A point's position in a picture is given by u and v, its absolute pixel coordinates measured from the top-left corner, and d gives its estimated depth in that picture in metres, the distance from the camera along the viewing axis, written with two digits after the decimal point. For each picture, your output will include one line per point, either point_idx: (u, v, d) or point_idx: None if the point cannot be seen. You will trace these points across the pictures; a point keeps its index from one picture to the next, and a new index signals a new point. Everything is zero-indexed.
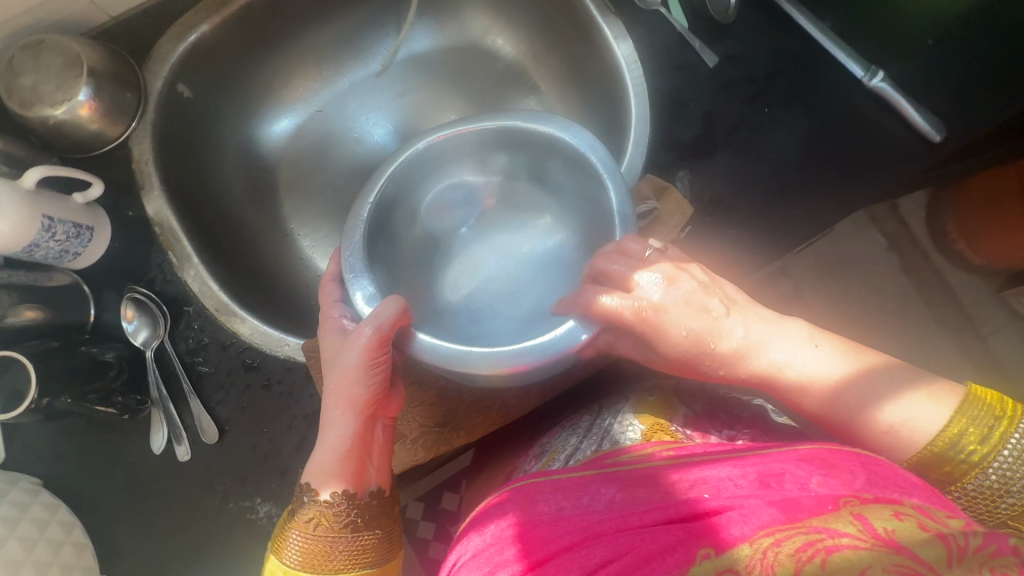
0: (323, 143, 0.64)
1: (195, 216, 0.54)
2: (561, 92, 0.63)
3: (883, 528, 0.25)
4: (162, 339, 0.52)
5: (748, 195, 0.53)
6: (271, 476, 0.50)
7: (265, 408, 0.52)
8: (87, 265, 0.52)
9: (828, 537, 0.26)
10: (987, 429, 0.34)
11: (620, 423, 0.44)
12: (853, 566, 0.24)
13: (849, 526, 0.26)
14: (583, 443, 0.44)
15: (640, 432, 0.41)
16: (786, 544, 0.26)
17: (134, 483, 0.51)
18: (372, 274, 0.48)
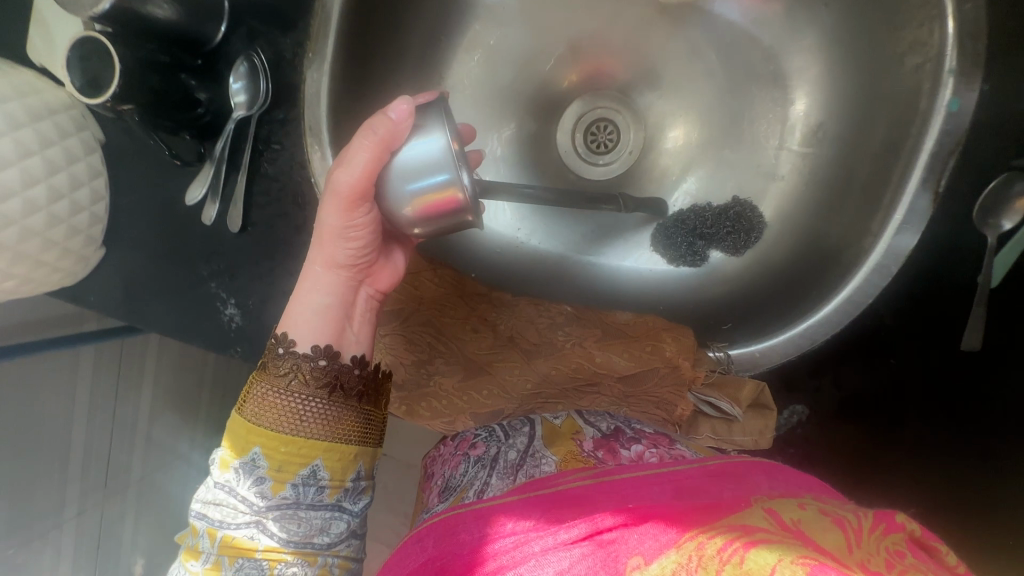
0: (572, 42, 0.62)
1: (361, 19, 0.53)
2: (714, 110, 0.61)
3: (787, 518, 0.33)
4: (251, 114, 0.53)
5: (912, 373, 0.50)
6: (252, 291, 0.58)
7: (288, 242, 0.56)
8: None
9: (748, 533, 0.32)
10: None
11: (538, 452, 0.45)
12: (769, 558, 0.29)
13: (764, 523, 0.33)
14: (494, 476, 0.44)
15: (556, 460, 0.43)
16: (709, 543, 0.31)
17: (168, 211, 0.58)
18: (508, 14, 0.61)
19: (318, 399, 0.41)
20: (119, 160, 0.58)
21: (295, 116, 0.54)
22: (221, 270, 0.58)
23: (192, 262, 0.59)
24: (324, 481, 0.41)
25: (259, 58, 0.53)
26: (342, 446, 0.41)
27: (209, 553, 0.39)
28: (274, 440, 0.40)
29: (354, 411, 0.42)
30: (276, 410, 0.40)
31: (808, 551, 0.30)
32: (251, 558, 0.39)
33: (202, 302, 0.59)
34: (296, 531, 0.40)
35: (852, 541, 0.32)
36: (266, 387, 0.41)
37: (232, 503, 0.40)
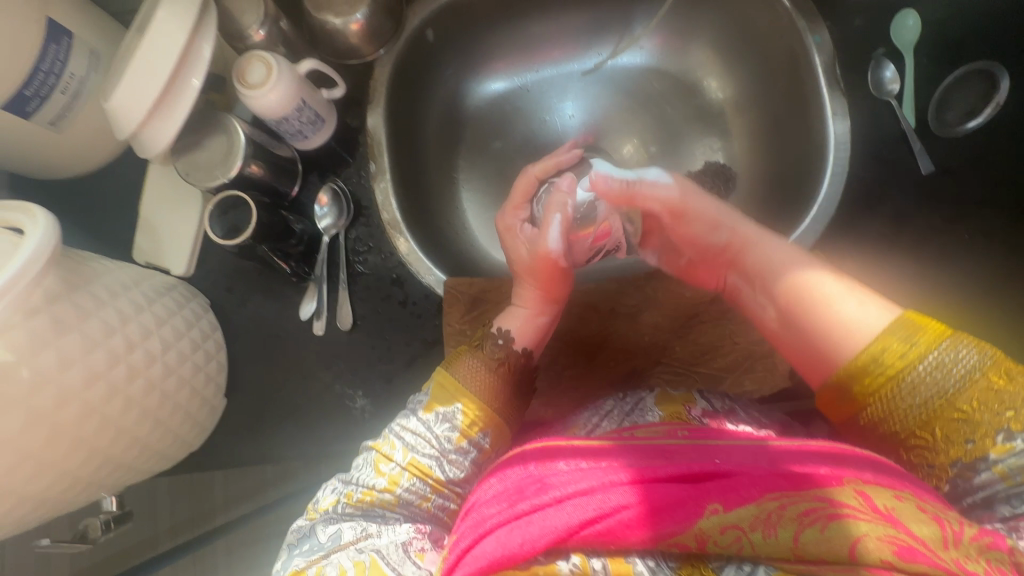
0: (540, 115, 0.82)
1: (398, 139, 0.70)
2: (661, 119, 0.81)
3: (881, 504, 0.39)
4: (339, 228, 0.65)
5: (923, 215, 0.61)
6: (376, 377, 0.63)
7: (395, 320, 0.64)
8: (311, 148, 0.68)
9: (832, 504, 0.39)
10: (910, 345, 0.41)
11: (646, 407, 0.54)
12: (851, 526, 0.37)
13: (855, 501, 0.39)
14: (603, 422, 0.55)
15: (661, 415, 0.53)
16: (792, 508, 0.39)
17: (278, 340, 0.65)
18: (489, 111, 0.81)
19: (502, 378, 0.53)
20: (227, 313, 0.66)
21: (372, 221, 0.67)
22: (342, 370, 0.64)
23: (312, 374, 0.64)
24: (484, 446, 0.51)
25: (338, 185, 0.66)
26: (507, 426, 0.52)
27: (397, 463, 0.49)
28: (471, 403, 0.51)
29: (518, 397, 0.55)
30: (477, 383, 0.52)
31: (895, 531, 0.37)
32: (421, 479, 0.48)
33: (333, 406, 0.64)
34: (459, 474, 0.50)
35: (952, 538, 0.37)
36: (471, 356, 0.54)
37: (423, 436, 0.50)
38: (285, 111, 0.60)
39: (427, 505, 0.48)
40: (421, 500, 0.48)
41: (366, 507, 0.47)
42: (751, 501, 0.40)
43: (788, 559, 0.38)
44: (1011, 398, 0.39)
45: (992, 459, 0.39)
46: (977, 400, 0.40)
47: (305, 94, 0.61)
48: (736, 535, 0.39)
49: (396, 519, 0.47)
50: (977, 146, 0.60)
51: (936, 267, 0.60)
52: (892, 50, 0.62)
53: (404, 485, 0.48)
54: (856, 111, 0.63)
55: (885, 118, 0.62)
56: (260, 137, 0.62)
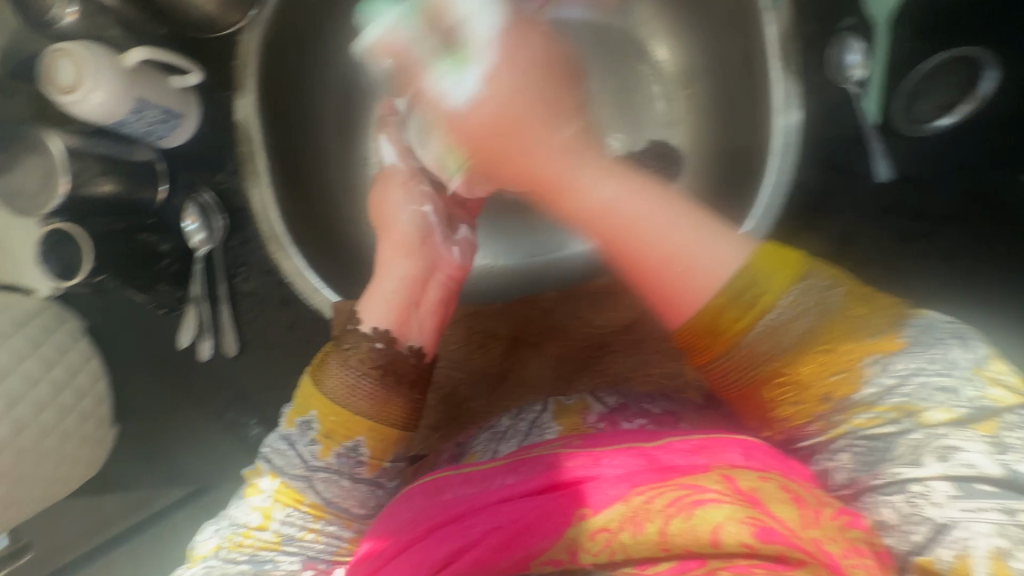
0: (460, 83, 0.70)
1: (277, 131, 0.60)
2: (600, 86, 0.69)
3: (744, 486, 0.33)
4: (215, 245, 0.58)
5: (874, 228, 0.53)
6: (270, 404, 0.60)
7: (285, 344, 0.59)
8: (173, 146, 0.58)
9: (695, 491, 0.33)
10: (764, 287, 0.39)
11: (541, 424, 0.46)
12: (713, 514, 0.32)
13: (717, 486, 0.33)
14: (502, 444, 0.46)
15: (558, 430, 0.44)
16: (655, 499, 0.33)
17: (163, 365, 0.61)
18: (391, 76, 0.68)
19: (374, 379, 0.45)
20: (105, 337, 0.60)
21: (252, 233, 0.59)
22: (235, 397, 0.60)
23: (204, 401, 0.61)
24: (364, 456, 0.44)
25: (205, 196, 0.59)
26: (387, 428, 0.44)
27: (266, 494, 0.42)
28: (330, 408, 0.44)
29: (399, 397, 0.45)
30: (340, 384, 0.44)
31: (756, 512, 0.32)
32: (297, 508, 0.42)
33: (230, 432, 0.61)
34: (339, 496, 0.43)
35: (812, 517, 0.32)
36: (340, 362, 0.45)
37: (289, 454, 0.44)
38: (119, 117, 0.50)
39: (316, 536, 0.42)
40: (302, 532, 0.42)
41: (249, 553, 0.40)
42: (619, 499, 0.34)
43: (657, 556, 0.32)
44: (844, 361, 0.37)
45: (843, 416, 0.36)
46: (820, 360, 0.37)
47: (142, 91, 0.51)
48: (608, 540, 0.33)
49: (280, 560, 0.40)
50: (941, 148, 0.51)
51: (884, 287, 0.53)
52: (861, 22, 0.50)
53: (280, 519, 0.42)
54: (810, 101, 0.52)
55: (844, 110, 0.51)
56: (108, 149, 0.52)
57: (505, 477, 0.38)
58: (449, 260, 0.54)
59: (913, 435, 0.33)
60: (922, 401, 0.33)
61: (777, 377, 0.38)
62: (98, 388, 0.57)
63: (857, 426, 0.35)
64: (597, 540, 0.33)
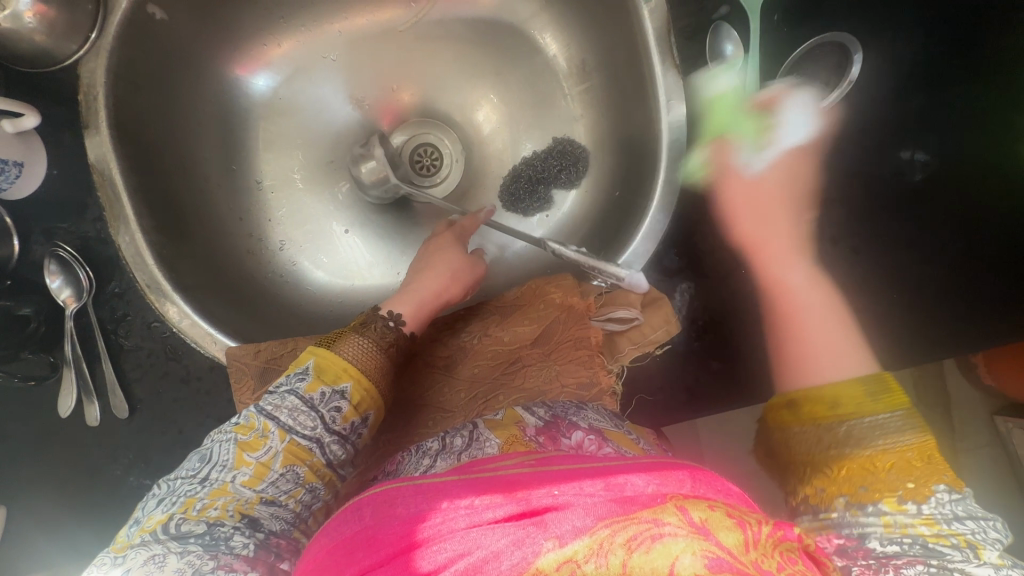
0: (351, 96, 0.68)
1: (142, 168, 0.55)
2: (498, 87, 0.68)
3: (698, 516, 0.31)
4: (85, 302, 0.53)
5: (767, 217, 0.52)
6: (173, 464, 0.56)
7: (181, 398, 0.55)
8: (20, 197, 0.52)
9: (654, 525, 0.30)
10: (867, 396, 0.39)
11: (479, 439, 0.45)
12: (671, 550, 0.29)
13: (676, 517, 0.31)
14: (439, 459, 0.44)
15: (497, 444, 0.44)
16: (619, 533, 0.30)
17: (47, 436, 0.55)
18: (278, 96, 0.66)
19: (376, 347, 0.46)
20: None
21: (129, 284, 0.54)
22: (135, 459, 0.56)
23: (100, 468, 0.56)
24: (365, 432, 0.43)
25: (66, 249, 0.53)
26: (372, 392, 0.44)
27: (269, 448, 0.40)
28: (359, 376, 0.43)
29: (384, 362, 0.46)
30: (363, 353, 0.44)
31: (705, 543, 0.29)
32: (297, 465, 0.40)
33: (131, 498, 0.56)
34: (343, 456, 0.42)
35: (752, 538, 0.30)
36: (356, 332, 0.46)
37: (291, 417, 0.41)
38: None
39: (293, 501, 0.40)
40: (287, 496, 0.39)
41: (209, 522, 0.36)
42: (583, 532, 0.31)
43: None
44: (921, 474, 0.35)
45: (880, 509, 0.34)
46: (873, 478, 0.35)
47: None
48: (573, 573, 0.29)
49: (238, 535, 0.36)
50: None
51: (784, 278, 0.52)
52: (735, 11, 0.50)
53: (271, 478, 0.39)
54: (694, 93, 0.51)
55: (725, 102, 0.51)
56: None
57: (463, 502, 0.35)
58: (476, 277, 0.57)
59: (965, 554, 0.31)
60: (958, 525, 0.32)
61: (836, 467, 0.37)
62: None
63: (914, 531, 0.32)
64: (561, 573, 0.29)
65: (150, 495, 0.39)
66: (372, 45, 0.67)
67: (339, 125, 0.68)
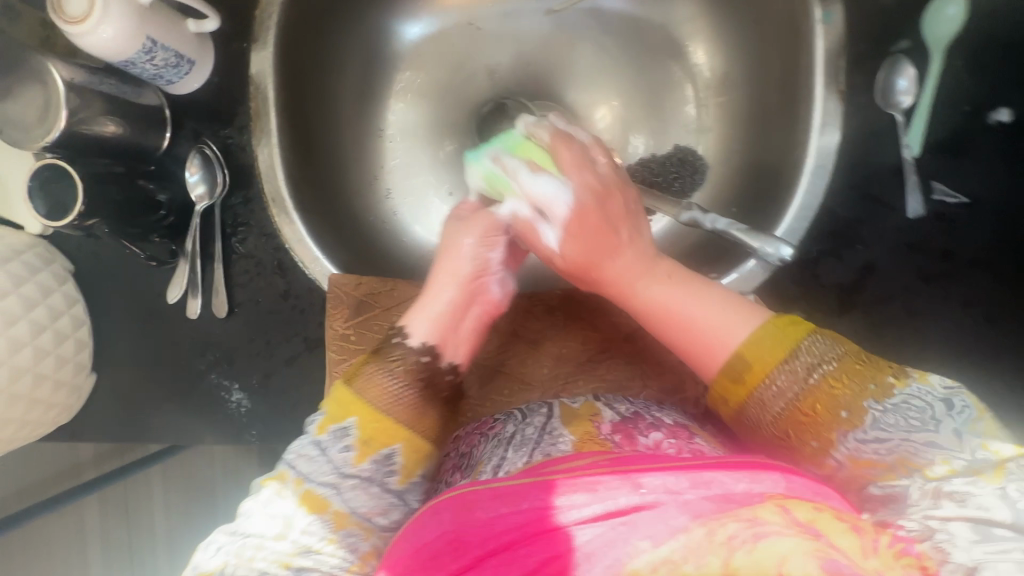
0: (485, 64, 0.68)
1: (289, 88, 0.57)
2: (633, 85, 0.66)
3: (804, 516, 0.27)
4: (213, 201, 0.56)
5: (903, 266, 0.49)
6: (253, 373, 0.58)
7: (276, 313, 0.57)
8: (181, 94, 0.56)
9: (755, 525, 0.26)
10: None
11: (553, 436, 0.42)
12: (774, 558, 0.25)
13: (777, 516, 0.27)
14: (510, 454, 0.42)
15: (571, 442, 0.41)
16: (720, 531, 0.27)
17: (149, 318, 0.59)
18: (420, 48, 0.67)
19: (408, 388, 0.46)
20: (94, 284, 0.58)
21: (254, 195, 0.57)
22: (219, 359, 0.58)
23: (186, 360, 0.59)
24: (393, 467, 0.44)
25: (210, 148, 0.56)
26: (417, 440, 0.45)
27: (288, 497, 0.40)
28: (371, 414, 0.45)
29: (431, 411, 0.47)
30: (377, 391, 0.46)
31: (818, 543, 0.25)
32: (319, 515, 0.40)
33: (207, 395, 0.59)
34: (364, 502, 0.41)
35: (869, 544, 0.26)
36: (374, 369, 0.47)
37: (319, 464, 0.42)
38: (128, 53, 0.48)
39: (331, 548, 0.38)
40: (319, 543, 0.39)
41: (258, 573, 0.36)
42: (682, 531, 0.27)
43: None
44: None
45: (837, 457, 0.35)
46: None
47: (153, 33, 0.48)
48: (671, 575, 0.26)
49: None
50: (985, 192, 0.48)
51: (900, 329, 0.50)
52: (915, 46, 0.48)
53: (298, 528, 0.39)
54: (847, 122, 0.50)
55: (884, 140, 0.49)
56: (113, 88, 0.50)
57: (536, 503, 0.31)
58: (489, 295, 0.52)
59: None
60: (918, 456, 0.33)
61: None
62: (78, 333, 0.56)
63: None
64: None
65: (211, 537, 0.40)
66: (520, 19, 0.67)
67: (467, 88, 0.68)
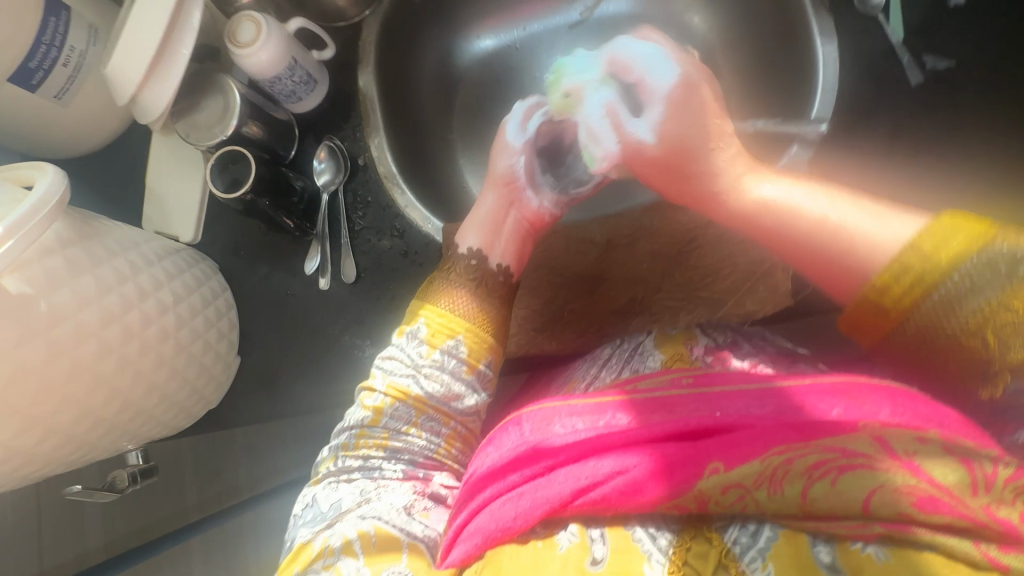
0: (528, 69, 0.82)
1: (388, 95, 0.70)
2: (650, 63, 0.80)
3: (901, 448, 0.35)
4: (337, 186, 0.67)
5: (920, 125, 0.60)
6: (383, 328, 0.65)
7: (398, 271, 0.66)
8: (303, 112, 0.69)
9: (844, 456, 0.35)
10: None
11: (644, 352, 0.53)
12: (857, 482, 0.34)
13: (873, 449, 0.35)
14: (602, 372, 0.53)
15: (661, 360, 0.51)
16: (796, 460, 0.36)
17: (286, 297, 0.67)
18: (475, 61, 0.81)
19: (472, 292, 0.55)
20: (238, 276, 0.67)
21: (369, 178, 0.68)
22: (352, 323, 0.66)
23: (321, 329, 0.66)
24: (462, 357, 0.52)
25: (336, 142, 0.68)
26: (478, 331, 0.53)
27: (377, 395, 0.51)
28: (440, 314, 0.53)
29: (490, 308, 0.55)
30: (447, 298, 0.55)
31: (916, 480, 0.34)
32: (405, 403, 0.50)
33: (344, 357, 0.65)
34: (439, 389, 0.51)
35: (979, 481, 0.34)
36: (444, 280, 0.56)
37: (399, 360, 0.52)
38: (276, 70, 0.62)
39: (418, 433, 0.50)
40: (407, 425, 0.50)
41: (362, 457, 0.50)
42: (753, 456, 0.36)
43: (796, 514, 0.35)
44: None
45: (1022, 383, 0.37)
46: None
47: (295, 53, 0.63)
48: (738, 496, 0.36)
49: (387, 463, 0.49)
50: (967, 54, 0.59)
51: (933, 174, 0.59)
52: None
53: (388, 415, 0.50)
54: (843, 28, 0.62)
55: (875, 34, 0.61)
56: (259, 101, 0.64)
57: (618, 421, 0.42)
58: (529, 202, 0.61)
59: None
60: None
61: None
62: (231, 315, 0.64)
63: None
64: (725, 493, 0.36)
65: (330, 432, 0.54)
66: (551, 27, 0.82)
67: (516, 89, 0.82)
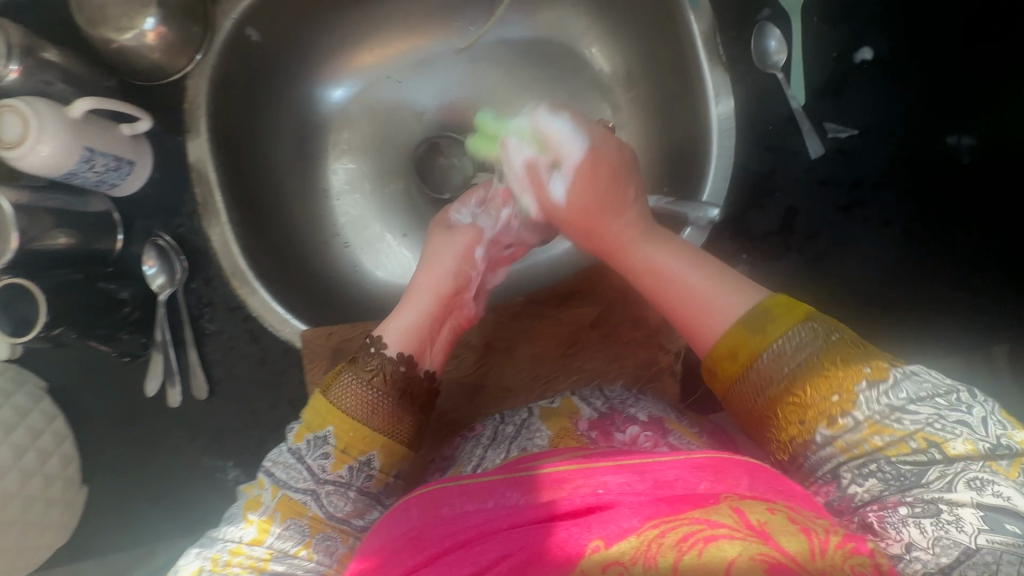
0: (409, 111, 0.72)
1: (229, 169, 0.60)
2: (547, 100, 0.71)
3: (754, 518, 0.30)
4: (175, 288, 0.58)
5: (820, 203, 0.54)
6: (245, 446, 0.58)
7: (257, 381, 0.58)
8: (125, 195, 0.58)
9: (707, 525, 0.29)
10: None
11: (531, 429, 0.45)
12: (721, 557, 0.28)
13: (729, 518, 0.30)
14: (489, 452, 0.44)
15: (548, 438, 0.43)
16: (670, 534, 0.29)
17: (133, 416, 0.59)
18: (345, 105, 0.70)
19: (383, 393, 0.44)
20: (71, 394, 0.58)
21: (215, 274, 0.59)
22: (210, 441, 0.59)
23: (176, 449, 0.59)
24: (373, 472, 0.43)
25: (163, 239, 0.58)
26: (394, 444, 0.44)
27: (266, 507, 0.41)
28: (347, 424, 0.43)
29: (408, 414, 0.45)
30: (353, 400, 0.44)
31: (767, 547, 0.28)
32: (298, 519, 0.41)
33: (204, 479, 0.58)
34: (342, 508, 0.42)
35: (818, 549, 0.29)
36: (351, 373, 0.45)
37: (295, 472, 0.42)
38: (69, 167, 0.50)
39: (308, 553, 0.40)
40: (295, 547, 0.40)
41: None
42: (633, 531, 0.30)
43: None
44: None
45: (830, 437, 0.36)
46: None
47: (91, 142, 0.51)
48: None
49: None
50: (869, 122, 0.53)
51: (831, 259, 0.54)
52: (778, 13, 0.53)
53: (276, 533, 0.40)
54: (741, 89, 0.54)
55: (775, 97, 0.54)
56: (59, 201, 0.53)
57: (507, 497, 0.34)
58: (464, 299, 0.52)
59: None
60: (941, 430, 0.33)
61: None
62: (62, 448, 0.55)
63: None
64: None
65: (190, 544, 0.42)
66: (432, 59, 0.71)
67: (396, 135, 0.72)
